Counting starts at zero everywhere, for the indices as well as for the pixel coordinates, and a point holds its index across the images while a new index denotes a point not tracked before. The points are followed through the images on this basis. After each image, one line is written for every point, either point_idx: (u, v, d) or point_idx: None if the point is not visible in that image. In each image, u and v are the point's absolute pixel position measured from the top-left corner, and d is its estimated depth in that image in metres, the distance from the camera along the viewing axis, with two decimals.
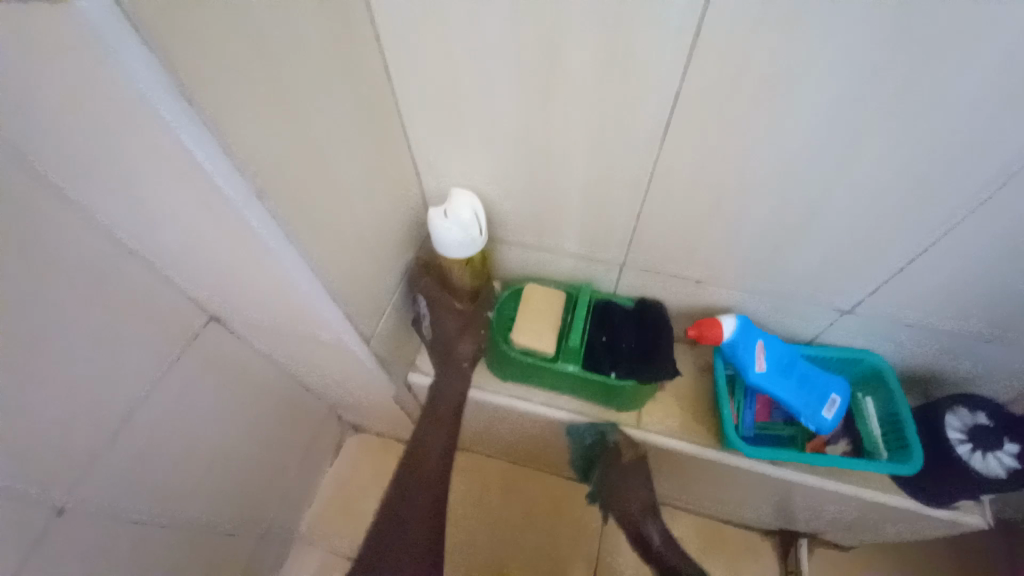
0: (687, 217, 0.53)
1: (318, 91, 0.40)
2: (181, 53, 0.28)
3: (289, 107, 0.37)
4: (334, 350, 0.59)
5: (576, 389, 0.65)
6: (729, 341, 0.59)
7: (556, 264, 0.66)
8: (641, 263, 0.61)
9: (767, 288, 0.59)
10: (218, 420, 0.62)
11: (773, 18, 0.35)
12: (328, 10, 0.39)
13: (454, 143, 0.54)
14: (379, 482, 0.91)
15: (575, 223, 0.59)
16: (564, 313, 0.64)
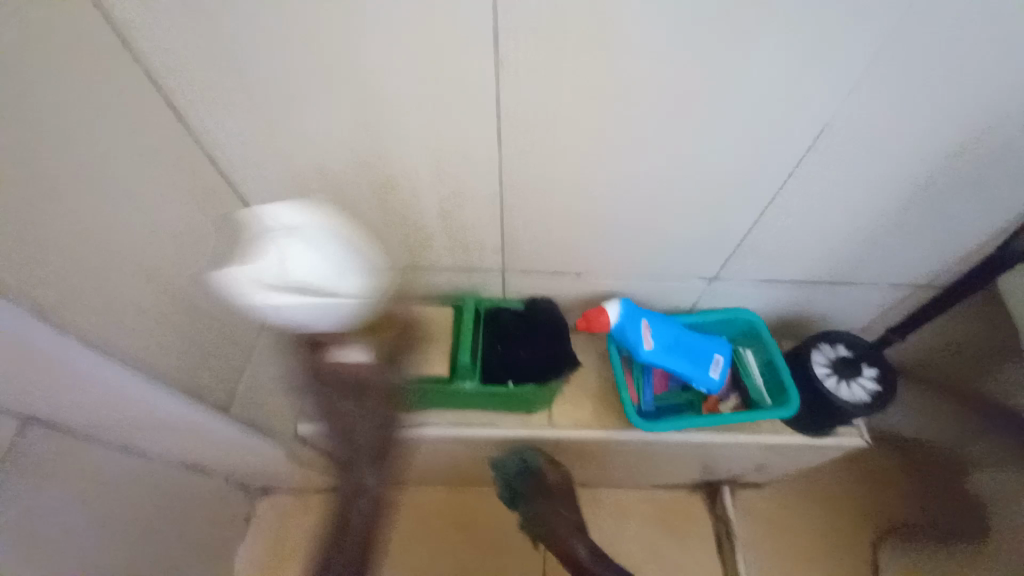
0: (550, 213, 0.53)
1: (82, 139, 0.33)
2: None
3: (37, 167, 0.30)
4: (194, 426, 0.52)
5: (482, 403, 0.63)
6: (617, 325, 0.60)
7: (437, 281, 0.63)
8: (520, 265, 0.60)
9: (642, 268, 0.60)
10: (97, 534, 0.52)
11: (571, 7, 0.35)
12: (65, 41, 0.32)
13: (286, 174, 0.48)
14: (305, 543, 0.83)
15: (443, 236, 0.56)
16: (454, 329, 0.61)
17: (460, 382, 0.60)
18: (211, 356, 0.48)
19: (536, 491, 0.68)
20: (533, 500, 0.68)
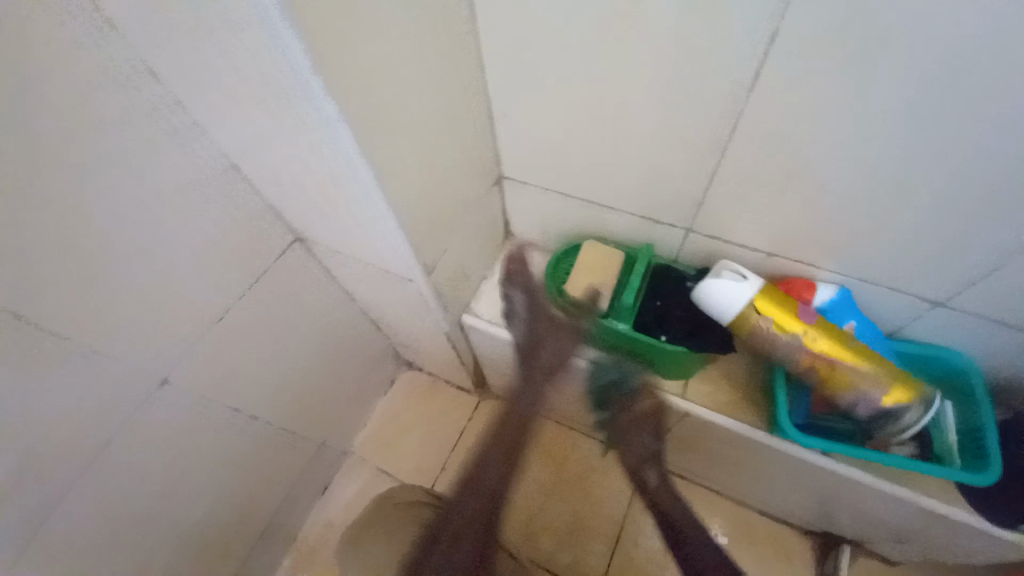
0: (771, 181, 0.49)
1: (395, 12, 0.40)
2: None
3: (367, 21, 0.38)
4: (396, 281, 0.63)
5: (623, 348, 0.65)
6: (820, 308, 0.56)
7: (618, 225, 0.65)
8: (709, 230, 0.58)
9: (846, 269, 0.55)
10: (296, 335, 0.69)
11: None
12: None
13: (529, 90, 0.52)
14: (426, 419, 0.98)
15: (646, 180, 0.56)
16: (620, 273, 0.64)
17: (614, 322, 0.62)
18: (429, 228, 0.57)
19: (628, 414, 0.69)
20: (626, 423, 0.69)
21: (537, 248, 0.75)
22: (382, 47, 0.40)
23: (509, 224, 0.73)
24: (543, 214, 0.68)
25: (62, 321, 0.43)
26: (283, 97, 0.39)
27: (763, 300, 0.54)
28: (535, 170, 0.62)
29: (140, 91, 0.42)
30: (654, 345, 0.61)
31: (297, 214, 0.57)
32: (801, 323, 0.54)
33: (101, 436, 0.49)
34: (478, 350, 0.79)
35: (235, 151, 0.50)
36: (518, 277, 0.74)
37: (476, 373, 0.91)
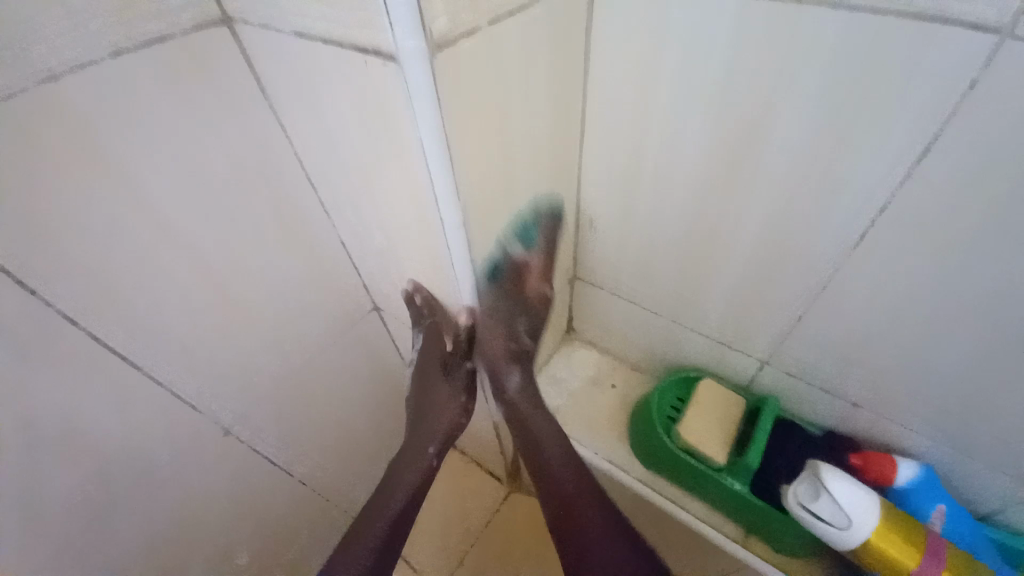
0: (858, 333, 0.48)
1: (525, 136, 0.44)
2: (461, 105, 0.36)
3: (502, 147, 0.42)
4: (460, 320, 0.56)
5: (736, 509, 0.58)
6: (904, 487, 0.51)
7: (690, 345, 0.64)
8: (787, 366, 0.56)
9: (938, 439, 0.51)
10: (342, 388, 0.72)
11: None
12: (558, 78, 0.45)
13: (621, 209, 0.56)
14: (449, 501, 0.94)
15: (724, 307, 0.56)
16: (741, 424, 0.59)
17: (692, 458, 0.59)
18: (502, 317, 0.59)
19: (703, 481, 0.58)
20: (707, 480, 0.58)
21: (598, 348, 0.75)
22: (505, 165, 0.44)
23: (576, 319, 0.74)
24: (612, 316, 0.69)
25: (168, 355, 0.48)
26: (418, 197, 0.43)
27: (881, 537, 0.47)
28: (611, 276, 0.64)
29: None
30: (730, 492, 0.57)
31: (384, 286, 0.62)
32: (913, 568, 0.46)
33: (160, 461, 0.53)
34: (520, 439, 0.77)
35: (348, 226, 0.56)
36: (575, 374, 0.74)
37: (510, 463, 0.87)
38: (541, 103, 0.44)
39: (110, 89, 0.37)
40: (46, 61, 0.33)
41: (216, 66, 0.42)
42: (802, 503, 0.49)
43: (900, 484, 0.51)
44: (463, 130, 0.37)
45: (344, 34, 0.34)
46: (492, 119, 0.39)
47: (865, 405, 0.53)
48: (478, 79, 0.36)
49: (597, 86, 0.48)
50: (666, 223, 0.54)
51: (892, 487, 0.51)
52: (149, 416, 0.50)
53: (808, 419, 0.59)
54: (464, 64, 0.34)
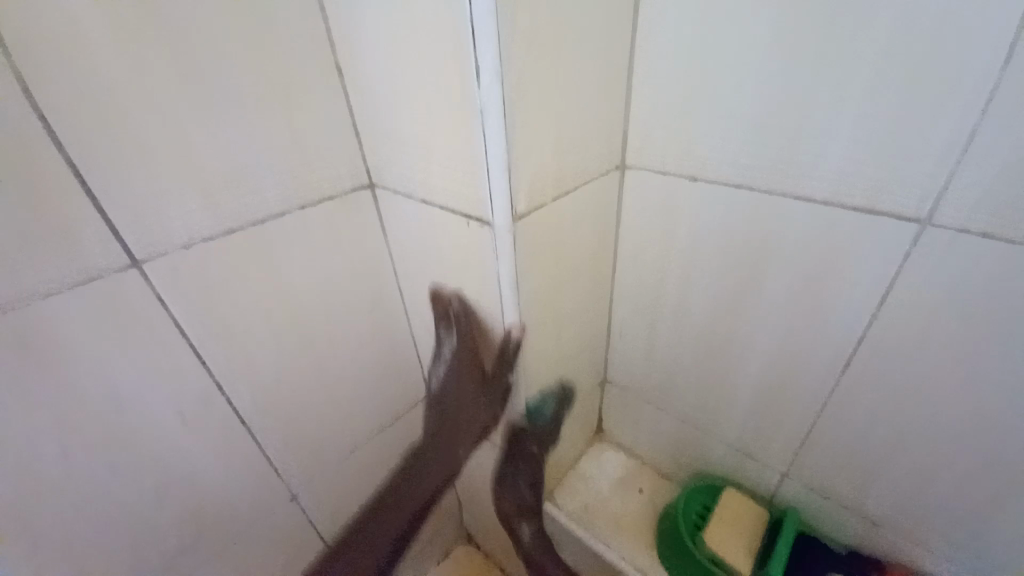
0: (860, 452, 0.54)
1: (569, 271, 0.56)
2: (525, 252, 0.48)
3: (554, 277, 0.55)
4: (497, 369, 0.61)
5: None
6: None
7: (715, 453, 0.68)
8: (804, 480, 0.60)
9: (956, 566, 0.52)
10: (387, 470, 0.78)
11: (956, 309, 0.41)
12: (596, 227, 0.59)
13: (646, 329, 0.65)
14: None
15: (739, 419, 0.63)
16: (763, 536, 0.62)
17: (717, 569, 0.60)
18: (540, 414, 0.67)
19: None
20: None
21: (626, 451, 0.80)
22: (552, 292, 0.55)
23: (606, 422, 0.80)
24: (639, 421, 0.75)
25: (264, 427, 0.58)
26: (487, 314, 0.55)
27: None
28: (637, 384, 0.72)
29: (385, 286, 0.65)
30: None
31: (440, 378, 0.72)
32: None
33: (235, 527, 0.60)
34: (549, 540, 0.80)
35: (419, 327, 0.68)
36: (605, 475, 0.78)
37: None
38: (582, 246, 0.56)
39: (288, 231, 0.52)
40: (257, 213, 0.49)
41: (355, 216, 0.58)
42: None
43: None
44: (526, 267, 0.50)
45: (452, 206, 0.49)
46: (547, 258, 0.52)
47: (883, 524, 0.56)
48: (542, 237, 0.49)
49: (625, 233, 0.60)
50: (681, 342, 0.63)
51: None
52: (243, 480, 0.59)
53: (832, 536, 0.61)
54: (535, 225, 0.48)
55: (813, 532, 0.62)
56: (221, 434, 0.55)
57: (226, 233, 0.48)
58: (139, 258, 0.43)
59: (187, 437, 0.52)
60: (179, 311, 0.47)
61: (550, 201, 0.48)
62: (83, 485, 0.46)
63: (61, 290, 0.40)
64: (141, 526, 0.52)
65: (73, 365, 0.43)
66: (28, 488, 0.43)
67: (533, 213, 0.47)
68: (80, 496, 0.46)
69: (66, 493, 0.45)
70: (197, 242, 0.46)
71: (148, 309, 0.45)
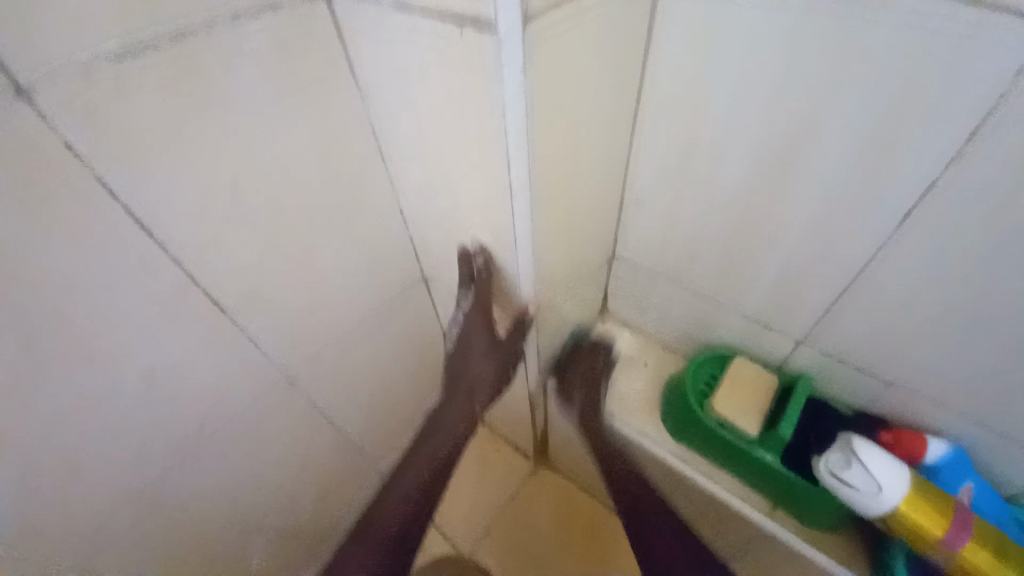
0: (895, 312, 0.51)
1: (588, 111, 0.46)
2: (550, 73, 0.38)
3: (574, 120, 0.45)
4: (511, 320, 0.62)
5: (765, 480, 0.61)
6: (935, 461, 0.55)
7: (728, 325, 0.66)
8: (821, 346, 0.59)
9: (961, 416, 0.54)
10: (388, 353, 0.75)
11: None
12: (629, 56, 0.48)
13: (669, 188, 0.58)
14: (479, 471, 0.98)
15: (762, 288, 0.59)
16: (774, 401, 0.62)
17: (728, 433, 0.61)
18: (551, 289, 0.62)
19: (733, 449, 0.61)
20: (739, 447, 0.61)
21: (630, 327, 0.78)
22: (568, 140, 0.46)
23: (610, 299, 0.77)
24: (650, 298, 0.72)
25: (245, 311, 0.52)
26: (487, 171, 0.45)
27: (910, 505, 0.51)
28: (650, 257, 0.67)
29: (366, 147, 0.54)
30: (761, 464, 0.59)
31: (434, 254, 0.65)
32: (940, 535, 0.50)
33: (240, 411, 0.58)
34: (552, 412, 0.81)
35: (408, 195, 0.59)
36: (608, 351, 0.77)
37: (538, 438, 0.91)
38: (602, 77, 0.45)
39: (236, 61, 0.40)
40: (177, 22, 0.35)
41: (321, 44, 0.45)
42: (832, 471, 0.52)
43: (930, 461, 0.55)
44: (548, 97, 0.40)
45: (442, 13, 0.36)
46: (568, 91, 0.42)
47: (894, 382, 0.56)
48: (559, 59, 0.38)
49: (656, 61, 0.49)
50: (712, 202, 0.56)
51: (922, 463, 0.55)
52: (233, 368, 0.54)
53: (840, 399, 0.61)
54: (559, 34, 0.37)
55: (821, 396, 0.62)
56: (203, 320, 0.49)
57: (138, 54, 0.35)
58: (25, 86, 0.31)
59: (149, 323, 0.45)
60: (101, 165, 0.36)
61: (571, 5, 0.36)
62: (32, 381, 0.40)
63: None
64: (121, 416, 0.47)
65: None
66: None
67: (555, 22, 0.36)
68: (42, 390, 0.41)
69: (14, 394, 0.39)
70: (101, 68, 0.33)
71: (62, 162, 0.34)
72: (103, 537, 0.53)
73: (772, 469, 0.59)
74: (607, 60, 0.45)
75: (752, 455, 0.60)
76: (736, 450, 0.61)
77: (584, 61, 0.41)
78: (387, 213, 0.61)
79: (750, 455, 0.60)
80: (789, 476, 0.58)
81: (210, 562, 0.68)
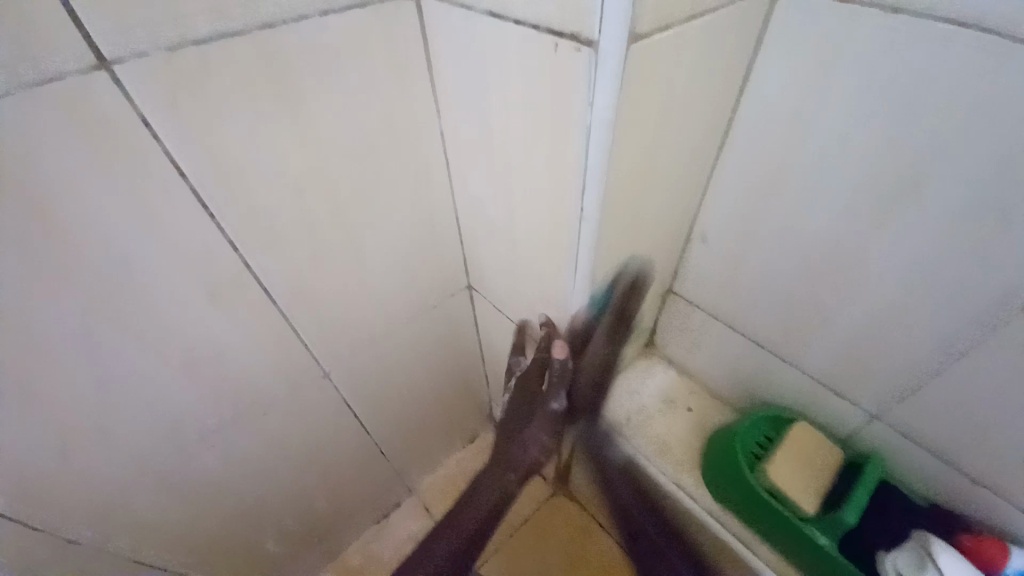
0: (1000, 403, 0.44)
1: (673, 139, 0.43)
2: (640, 96, 0.35)
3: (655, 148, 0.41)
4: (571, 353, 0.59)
5: (813, 564, 0.55)
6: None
7: (791, 384, 0.60)
8: (898, 425, 0.52)
9: None
10: (423, 359, 0.73)
11: None
12: (724, 86, 0.44)
13: (744, 229, 0.53)
14: None
15: (838, 350, 0.53)
16: (836, 477, 0.55)
17: (779, 506, 0.55)
18: (600, 319, 0.59)
19: (782, 523, 0.55)
20: (789, 523, 0.55)
21: (677, 367, 0.73)
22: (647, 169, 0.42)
23: (658, 335, 0.72)
24: (703, 340, 0.67)
25: (292, 302, 0.51)
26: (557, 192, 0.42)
27: None
28: (712, 298, 0.62)
29: (432, 151, 0.52)
30: (812, 547, 0.54)
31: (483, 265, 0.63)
32: None
33: (274, 399, 0.58)
34: (580, 444, 0.77)
35: (467, 204, 0.57)
36: (650, 390, 0.72)
37: (562, 466, 0.87)
38: (693, 105, 0.42)
39: (313, 55, 0.39)
40: (266, 14, 0.35)
41: (402, 42, 0.43)
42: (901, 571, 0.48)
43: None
44: (634, 122, 0.36)
45: (535, 24, 0.33)
46: (656, 119, 0.38)
47: (985, 480, 0.49)
48: (654, 83, 0.35)
49: (752, 91, 0.45)
50: (794, 251, 0.51)
51: None
52: (273, 355, 0.54)
53: (911, 485, 0.55)
54: (658, 56, 0.33)
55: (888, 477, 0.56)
56: (248, 307, 0.48)
57: (223, 37, 0.34)
58: (108, 57, 0.31)
59: (200, 300, 0.45)
60: (172, 143, 0.36)
61: (675, 26, 0.33)
62: (83, 344, 0.41)
63: (16, 91, 0.30)
64: (161, 387, 0.47)
65: (34, 194, 0.33)
66: (14, 337, 0.37)
67: (656, 44, 0.32)
68: (91, 350, 0.41)
69: (64, 351, 0.40)
70: (186, 47, 0.33)
71: (138, 134, 0.35)
72: (129, 503, 0.53)
73: (824, 553, 0.53)
74: (701, 89, 0.41)
75: (803, 534, 0.54)
76: (784, 525, 0.55)
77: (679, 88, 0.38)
78: (443, 219, 0.59)
79: (800, 534, 0.54)
80: (846, 567, 0.51)
81: (225, 546, 0.68)
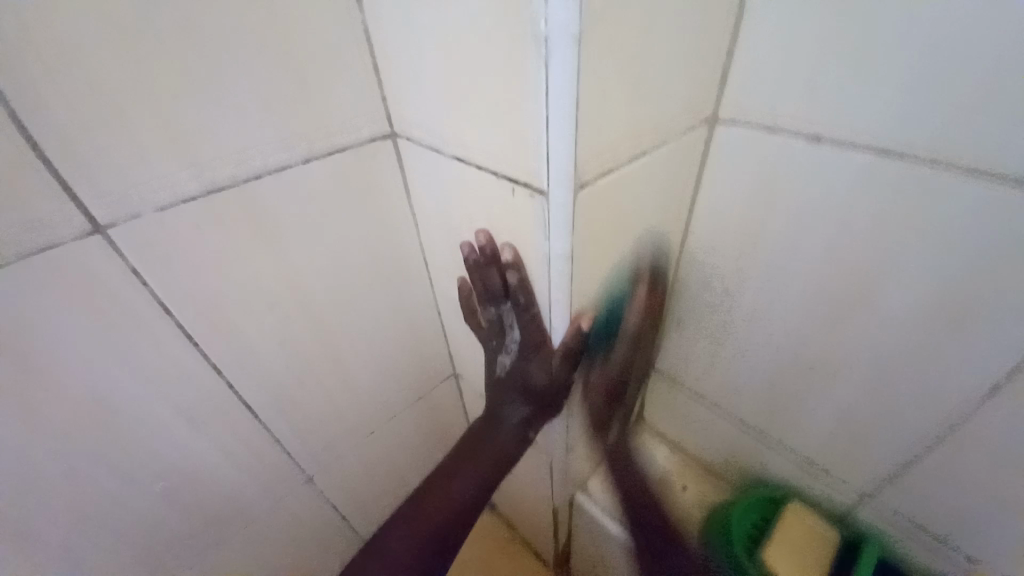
0: (981, 487, 0.44)
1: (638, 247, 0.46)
2: (596, 224, 0.38)
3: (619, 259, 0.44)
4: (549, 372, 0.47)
5: None
6: None
7: (780, 462, 0.60)
8: (889, 505, 0.52)
9: None
10: (410, 450, 0.72)
11: None
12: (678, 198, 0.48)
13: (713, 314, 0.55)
14: None
15: (819, 431, 0.54)
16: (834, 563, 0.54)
17: None
18: (584, 407, 0.59)
19: None
20: None
21: (667, 443, 0.73)
22: (613, 276, 0.45)
23: (646, 411, 0.73)
24: (691, 417, 0.67)
25: (275, 413, 0.52)
26: (531, 318, 0.44)
27: None
28: (693, 378, 0.63)
29: (411, 259, 0.55)
30: None
31: (465, 356, 0.64)
32: None
33: (254, 506, 0.57)
34: (576, 528, 0.75)
35: (447, 303, 0.59)
36: (642, 470, 0.71)
37: (560, 550, 0.84)
38: (653, 219, 0.45)
39: (294, 196, 0.42)
40: (252, 167, 0.38)
41: (379, 173, 0.47)
42: None
43: None
44: (594, 245, 0.39)
45: (496, 168, 0.37)
46: (616, 238, 0.41)
47: (982, 560, 0.48)
48: (608, 211, 0.38)
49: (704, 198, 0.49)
50: (764, 339, 0.53)
51: None
52: (257, 466, 0.54)
53: (912, 566, 0.54)
54: (608, 192, 0.37)
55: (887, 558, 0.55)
56: (231, 424, 0.49)
57: (211, 191, 0.37)
58: (102, 223, 0.34)
59: (180, 421, 0.45)
60: (160, 288, 0.38)
61: (621, 165, 0.36)
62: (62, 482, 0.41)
63: (16, 263, 0.32)
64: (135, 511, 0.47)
65: (19, 347, 0.34)
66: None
67: (604, 182, 0.36)
68: (66, 481, 0.41)
69: (37, 487, 0.40)
70: (175, 205, 0.36)
71: (122, 282, 0.37)
72: None
73: None
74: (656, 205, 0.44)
75: None
76: None
77: (632, 212, 0.41)
78: (426, 317, 0.61)
79: None
80: None
81: None
